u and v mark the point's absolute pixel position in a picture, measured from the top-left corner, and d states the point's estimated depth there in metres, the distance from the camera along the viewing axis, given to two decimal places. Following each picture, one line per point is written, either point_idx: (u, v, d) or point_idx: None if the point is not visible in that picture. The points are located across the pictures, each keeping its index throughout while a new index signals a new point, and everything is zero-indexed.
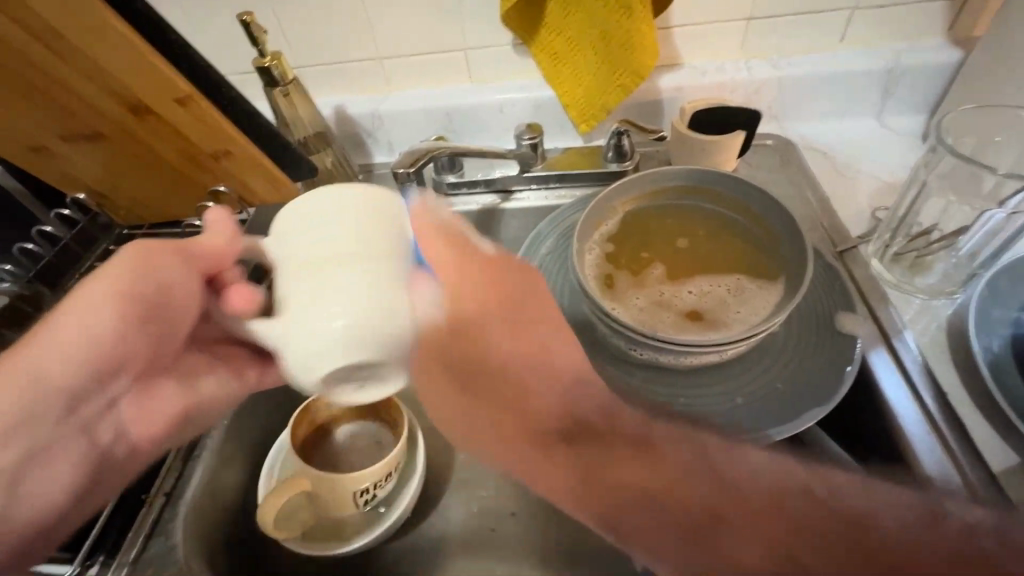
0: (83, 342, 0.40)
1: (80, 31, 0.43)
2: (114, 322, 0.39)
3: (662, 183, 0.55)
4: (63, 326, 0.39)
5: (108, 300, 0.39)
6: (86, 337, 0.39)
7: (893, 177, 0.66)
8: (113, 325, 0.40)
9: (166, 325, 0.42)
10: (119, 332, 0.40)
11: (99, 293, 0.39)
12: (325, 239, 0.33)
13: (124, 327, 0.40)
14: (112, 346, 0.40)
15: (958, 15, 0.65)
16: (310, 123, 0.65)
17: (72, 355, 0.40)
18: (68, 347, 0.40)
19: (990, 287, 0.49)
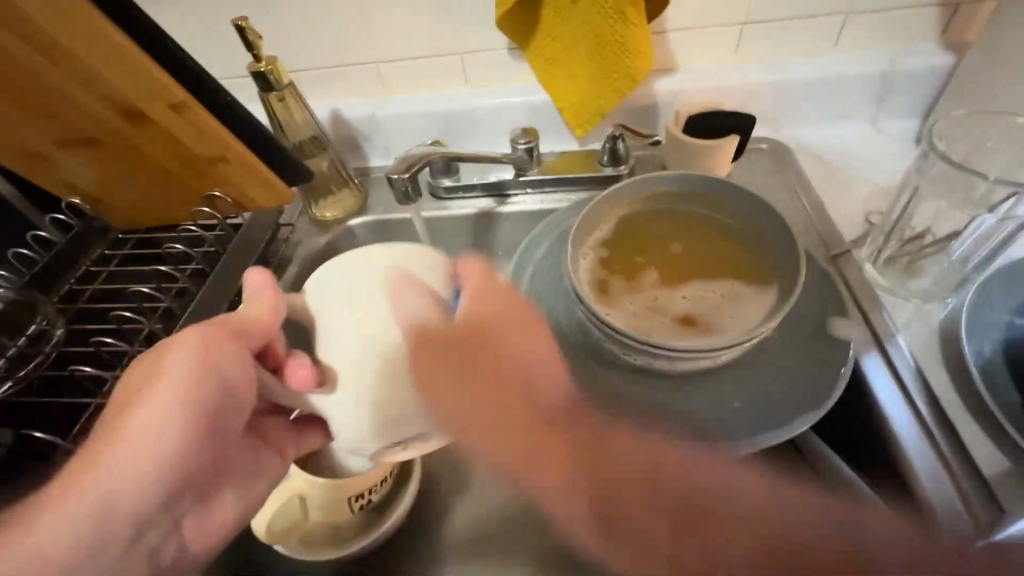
0: (149, 450, 0.39)
1: (73, 38, 0.43)
2: (182, 419, 0.40)
3: (656, 189, 0.55)
4: (122, 438, 0.38)
5: (178, 395, 0.40)
6: (151, 445, 0.39)
7: (887, 182, 0.66)
8: (176, 427, 0.40)
9: (226, 409, 0.43)
10: (186, 431, 0.40)
11: (166, 394, 0.39)
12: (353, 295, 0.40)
13: (191, 422, 0.40)
14: (179, 446, 0.40)
15: (951, 21, 0.66)
16: (306, 127, 0.65)
17: (137, 471, 0.39)
18: (135, 460, 0.39)
19: (981, 291, 0.49)
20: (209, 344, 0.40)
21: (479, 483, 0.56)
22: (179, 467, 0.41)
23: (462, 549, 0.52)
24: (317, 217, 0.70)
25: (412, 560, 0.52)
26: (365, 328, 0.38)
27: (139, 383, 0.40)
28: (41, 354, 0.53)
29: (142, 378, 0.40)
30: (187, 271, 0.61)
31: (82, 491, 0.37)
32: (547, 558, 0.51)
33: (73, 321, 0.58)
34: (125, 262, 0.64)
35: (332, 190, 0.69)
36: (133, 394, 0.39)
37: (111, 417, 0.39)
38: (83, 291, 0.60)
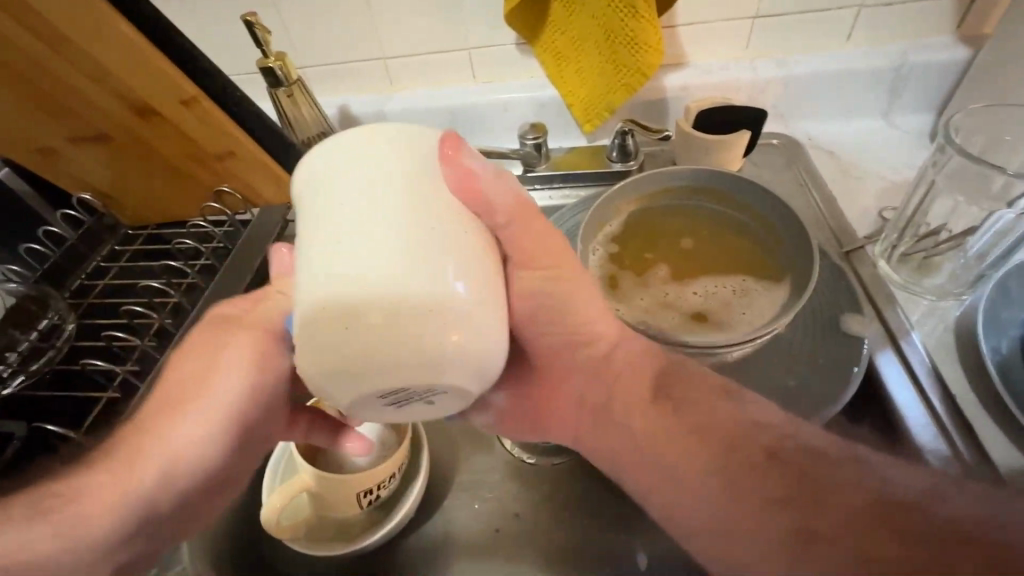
0: (188, 456, 0.37)
1: (85, 34, 0.44)
2: (224, 428, 0.38)
3: (665, 182, 0.55)
4: (165, 438, 0.37)
5: (225, 404, 0.38)
6: (189, 451, 0.37)
7: (900, 177, 0.66)
8: (217, 436, 0.38)
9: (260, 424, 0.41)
10: (226, 441, 0.39)
11: (216, 403, 0.37)
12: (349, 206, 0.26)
13: (232, 431, 0.39)
14: (217, 454, 0.39)
15: (968, 12, 0.64)
16: (314, 123, 0.65)
17: (171, 478, 0.37)
18: (173, 465, 0.37)
19: (998, 288, 0.48)
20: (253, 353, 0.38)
21: (486, 479, 0.56)
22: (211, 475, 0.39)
23: (470, 548, 0.52)
24: None
25: (422, 557, 0.52)
26: (365, 269, 0.24)
27: (190, 384, 0.37)
28: (53, 348, 0.54)
29: (192, 377, 0.38)
30: (196, 267, 0.61)
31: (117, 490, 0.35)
32: (555, 556, 0.51)
33: (84, 316, 0.58)
34: (134, 258, 0.65)
35: None
36: (180, 395, 0.37)
37: (157, 410, 0.38)
38: (93, 286, 0.60)
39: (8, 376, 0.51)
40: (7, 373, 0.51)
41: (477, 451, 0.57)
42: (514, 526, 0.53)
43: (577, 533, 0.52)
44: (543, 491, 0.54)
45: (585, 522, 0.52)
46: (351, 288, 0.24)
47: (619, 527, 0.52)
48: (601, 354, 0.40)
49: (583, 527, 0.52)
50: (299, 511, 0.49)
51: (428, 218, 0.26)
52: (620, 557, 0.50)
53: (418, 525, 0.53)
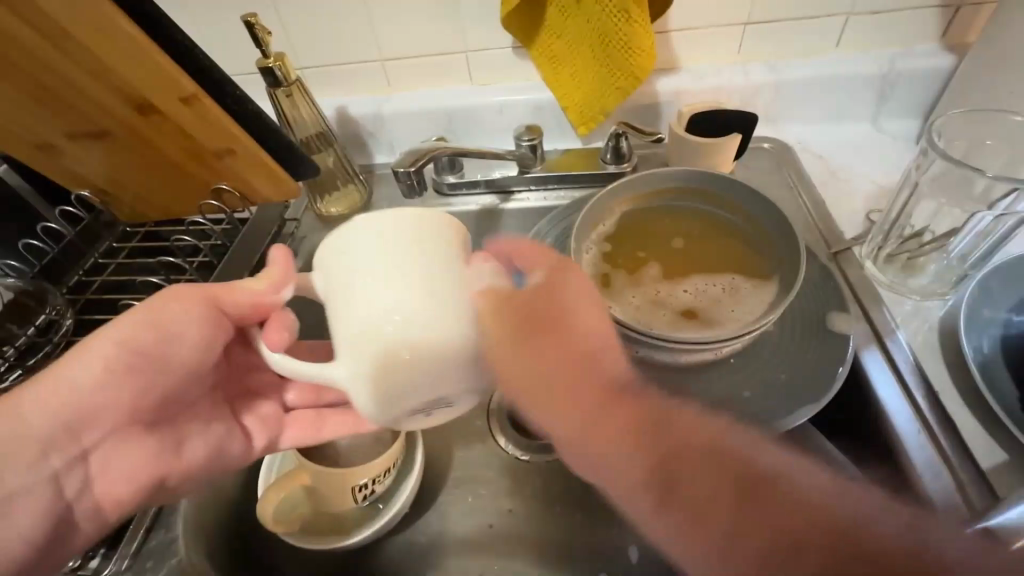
0: (81, 379, 0.40)
1: (87, 30, 0.44)
2: (117, 357, 0.40)
3: (660, 184, 0.56)
4: (65, 359, 0.40)
5: (122, 332, 0.40)
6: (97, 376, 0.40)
7: (887, 180, 0.67)
8: (109, 364, 0.40)
9: (171, 373, 0.43)
10: (119, 373, 0.41)
11: (113, 330, 0.40)
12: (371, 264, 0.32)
13: (128, 365, 0.41)
14: (106, 385, 0.40)
15: (952, 21, 0.66)
16: (313, 123, 0.66)
17: (55, 397, 0.39)
18: (65, 385, 0.40)
19: (980, 287, 0.49)
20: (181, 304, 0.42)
21: (479, 476, 0.56)
22: (95, 407, 0.40)
23: (464, 543, 0.52)
24: (321, 213, 0.70)
25: (416, 553, 0.52)
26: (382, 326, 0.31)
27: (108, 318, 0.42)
28: (50, 344, 0.54)
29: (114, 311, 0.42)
30: (194, 263, 0.63)
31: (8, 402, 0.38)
32: (547, 550, 0.51)
33: (82, 312, 0.59)
34: (132, 255, 0.65)
35: (338, 185, 0.70)
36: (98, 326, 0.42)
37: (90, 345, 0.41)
38: (92, 282, 0.61)
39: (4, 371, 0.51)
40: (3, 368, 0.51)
41: (470, 449, 0.58)
42: (507, 521, 0.53)
43: (569, 527, 0.52)
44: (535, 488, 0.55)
45: (578, 519, 0.53)
46: (379, 337, 0.31)
47: (611, 523, 0.52)
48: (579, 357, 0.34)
49: (577, 523, 0.53)
50: None
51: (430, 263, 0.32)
52: (612, 553, 0.51)
53: (413, 520, 0.53)
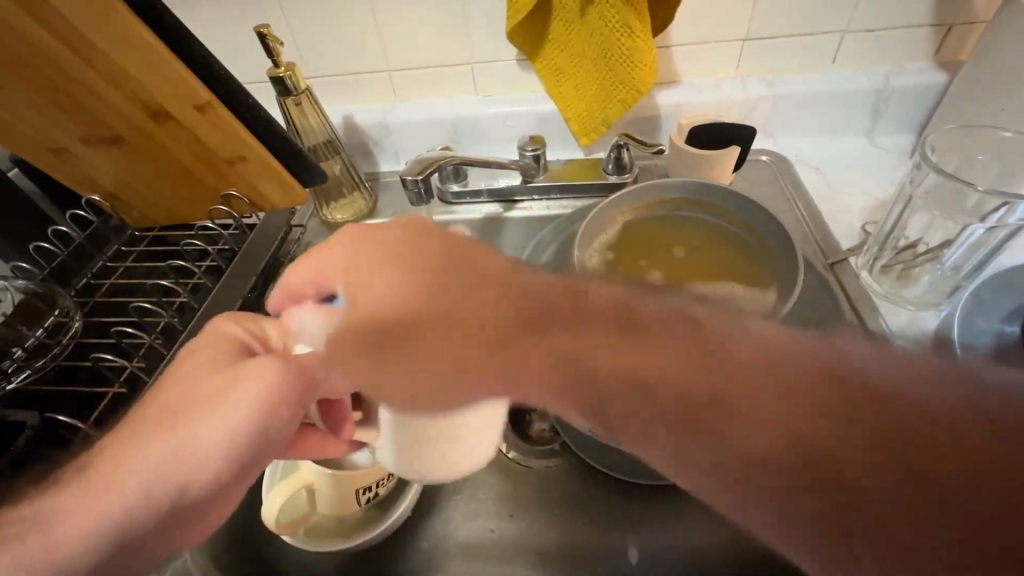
0: (178, 492, 0.36)
1: (108, 38, 0.45)
2: (224, 447, 0.37)
3: (663, 195, 0.58)
4: (152, 458, 0.35)
5: (219, 441, 0.37)
6: (194, 454, 0.36)
7: (882, 193, 0.69)
8: (221, 441, 0.37)
9: (252, 440, 0.38)
10: (214, 481, 0.37)
11: (211, 437, 0.37)
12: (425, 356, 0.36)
13: (220, 475, 0.37)
14: (205, 468, 0.37)
15: (944, 40, 0.68)
16: (321, 132, 0.67)
17: (156, 477, 0.35)
18: (159, 498, 0.35)
19: (974, 297, 0.51)
20: (259, 404, 0.38)
21: (480, 480, 0.57)
22: (187, 514, 0.37)
23: (466, 547, 0.53)
24: (327, 219, 0.72)
25: (418, 557, 0.52)
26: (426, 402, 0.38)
27: (183, 410, 0.37)
28: (59, 345, 0.54)
29: (187, 406, 0.37)
30: (202, 267, 0.63)
31: (95, 513, 0.34)
32: (548, 555, 0.52)
33: (90, 314, 0.59)
34: (140, 258, 0.66)
35: (343, 192, 0.72)
36: (176, 408, 0.37)
37: (178, 408, 0.37)
38: (100, 285, 0.62)
39: (13, 372, 0.51)
40: (12, 369, 0.51)
41: None
42: (509, 526, 0.54)
43: (571, 533, 0.53)
44: (535, 492, 0.56)
45: (580, 523, 0.53)
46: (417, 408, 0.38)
47: (612, 527, 0.53)
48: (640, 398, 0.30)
49: (578, 527, 0.53)
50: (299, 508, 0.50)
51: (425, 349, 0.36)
52: (611, 555, 0.51)
53: (415, 524, 0.54)
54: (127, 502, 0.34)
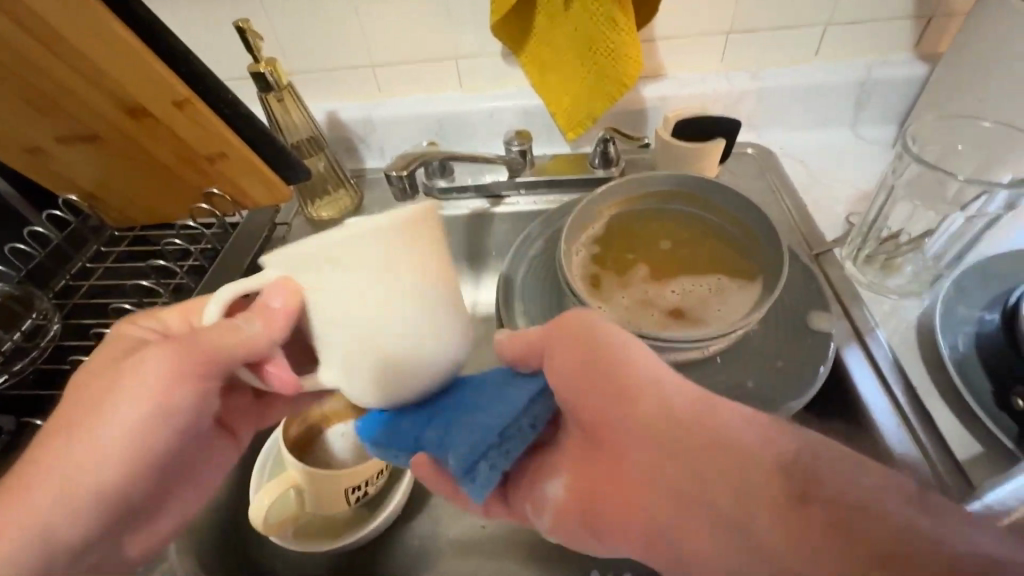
0: (91, 484, 0.38)
1: (80, 33, 0.44)
2: (137, 437, 0.38)
3: (645, 189, 0.57)
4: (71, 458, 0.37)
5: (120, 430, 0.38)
6: (113, 445, 0.38)
7: (865, 184, 0.69)
8: (132, 428, 0.38)
9: (168, 412, 0.38)
10: (125, 474, 0.39)
11: (109, 435, 0.37)
12: (359, 277, 0.30)
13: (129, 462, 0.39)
14: (121, 456, 0.38)
15: (925, 32, 0.69)
16: (303, 128, 0.66)
17: (81, 473, 0.37)
18: (73, 493, 0.38)
19: (955, 286, 0.51)
20: (159, 391, 0.38)
21: None
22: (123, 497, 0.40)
23: (456, 544, 0.53)
24: (312, 217, 0.71)
25: (408, 555, 0.52)
26: (369, 335, 0.32)
27: (84, 404, 0.38)
28: (37, 348, 0.53)
29: (83, 400, 0.38)
30: (184, 267, 0.62)
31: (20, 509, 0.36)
32: (539, 550, 0.52)
33: (69, 316, 0.58)
34: (120, 258, 0.65)
35: (328, 189, 0.70)
36: (82, 408, 0.38)
37: (80, 406, 0.38)
38: (79, 286, 0.61)
39: None
40: None
41: None
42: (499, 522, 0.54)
43: None
44: None
45: None
46: (353, 340, 0.32)
47: None
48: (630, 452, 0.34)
49: None
50: None
51: (366, 276, 0.30)
52: None
53: (404, 522, 0.54)
54: (60, 492, 0.37)
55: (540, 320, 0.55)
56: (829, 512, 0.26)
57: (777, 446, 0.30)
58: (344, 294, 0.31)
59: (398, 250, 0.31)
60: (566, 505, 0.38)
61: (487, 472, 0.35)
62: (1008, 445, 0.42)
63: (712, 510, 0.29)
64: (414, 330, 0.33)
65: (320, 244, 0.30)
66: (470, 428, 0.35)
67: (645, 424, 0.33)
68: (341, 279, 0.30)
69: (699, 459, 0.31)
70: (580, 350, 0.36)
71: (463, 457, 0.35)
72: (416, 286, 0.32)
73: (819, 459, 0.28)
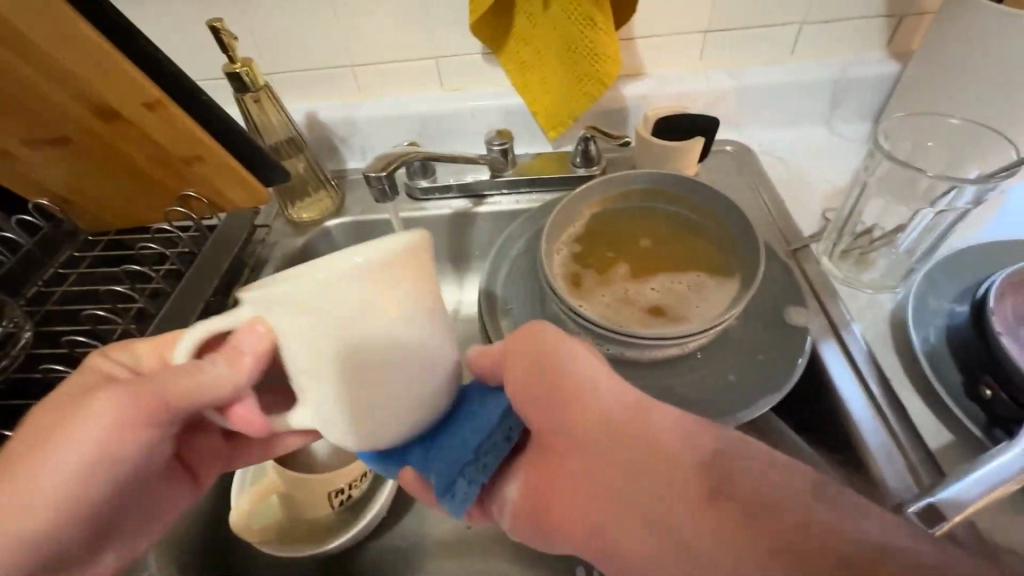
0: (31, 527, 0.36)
1: (46, 34, 0.43)
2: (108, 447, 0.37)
3: (623, 188, 0.58)
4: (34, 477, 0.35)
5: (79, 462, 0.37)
6: (80, 461, 0.36)
7: (841, 180, 0.70)
8: (100, 442, 0.36)
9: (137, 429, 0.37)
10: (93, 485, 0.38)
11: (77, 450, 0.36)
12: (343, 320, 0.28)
13: (79, 494, 0.37)
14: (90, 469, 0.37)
15: (896, 30, 0.70)
16: (281, 129, 0.65)
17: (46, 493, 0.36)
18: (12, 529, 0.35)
19: (926, 280, 0.52)
20: (129, 407, 0.36)
21: None
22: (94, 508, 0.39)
23: (441, 546, 0.53)
24: (292, 219, 0.70)
25: (393, 557, 0.52)
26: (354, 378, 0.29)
27: (52, 421, 0.36)
28: (8, 358, 0.52)
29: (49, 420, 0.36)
30: (161, 272, 0.61)
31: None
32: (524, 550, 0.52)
33: (42, 324, 0.57)
34: (95, 264, 0.64)
35: (309, 191, 0.70)
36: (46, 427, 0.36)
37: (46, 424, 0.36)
38: (52, 293, 0.59)
39: None
40: None
41: None
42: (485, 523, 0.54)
43: None
44: None
45: None
46: (334, 385, 0.30)
47: None
48: (580, 461, 0.34)
49: None
50: (270, 515, 0.49)
51: (349, 323, 0.28)
52: None
53: (390, 525, 0.53)
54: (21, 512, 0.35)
55: (522, 320, 0.55)
56: (743, 507, 0.26)
57: (700, 444, 0.30)
58: (323, 338, 0.28)
59: (380, 291, 0.28)
60: (517, 504, 0.37)
61: (465, 491, 0.35)
62: (977, 434, 0.44)
63: (666, 525, 0.28)
64: (407, 368, 0.30)
65: (291, 285, 0.27)
66: (450, 444, 0.35)
67: (598, 434, 0.33)
68: (316, 323, 0.28)
69: (647, 470, 0.30)
70: (538, 364, 0.36)
71: (441, 474, 0.35)
72: (399, 323, 0.29)
73: (738, 456, 0.29)
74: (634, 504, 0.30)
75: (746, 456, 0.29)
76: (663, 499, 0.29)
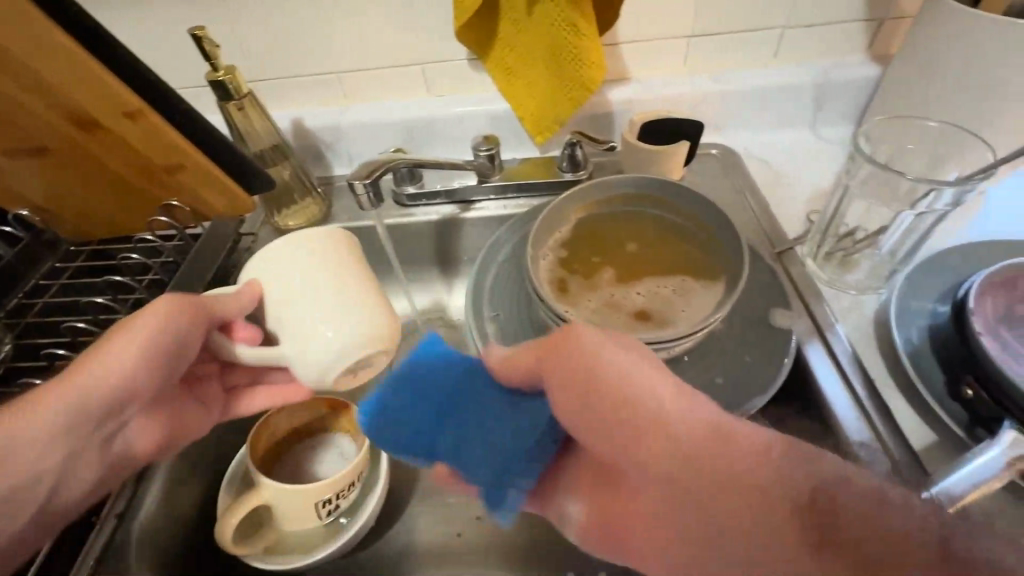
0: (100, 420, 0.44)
1: (22, 43, 0.43)
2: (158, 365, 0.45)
3: (607, 193, 0.58)
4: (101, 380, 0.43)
5: (118, 381, 0.43)
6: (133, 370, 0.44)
7: (824, 182, 0.71)
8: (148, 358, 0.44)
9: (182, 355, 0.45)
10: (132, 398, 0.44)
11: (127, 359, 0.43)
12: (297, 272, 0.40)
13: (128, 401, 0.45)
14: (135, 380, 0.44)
15: (877, 34, 0.71)
16: (266, 136, 0.65)
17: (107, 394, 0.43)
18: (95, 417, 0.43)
19: (908, 281, 0.53)
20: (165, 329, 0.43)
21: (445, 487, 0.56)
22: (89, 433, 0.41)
23: (430, 554, 0.52)
24: (278, 226, 0.69)
25: (382, 567, 0.52)
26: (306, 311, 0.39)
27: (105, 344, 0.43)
28: None
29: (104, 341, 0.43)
30: (144, 282, 0.61)
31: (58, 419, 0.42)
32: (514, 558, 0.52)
33: (21, 336, 0.56)
34: (77, 274, 0.63)
35: (295, 198, 0.69)
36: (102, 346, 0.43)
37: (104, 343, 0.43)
38: (32, 305, 0.58)
39: None
40: None
41: None
42: (475, 530, 0.54)
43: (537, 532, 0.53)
44: None
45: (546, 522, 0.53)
46: (295, 325, 0.40)
47: None
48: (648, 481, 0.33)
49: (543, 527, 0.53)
50: (256, 526, 0.49)
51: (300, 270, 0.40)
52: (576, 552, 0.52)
53: (379, 535, 0.53)
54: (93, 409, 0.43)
55: (509, 326, 0.55)
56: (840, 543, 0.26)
57: (777, 465, 0.30)
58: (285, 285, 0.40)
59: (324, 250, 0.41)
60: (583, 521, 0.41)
61: (515, 495, 0.36)
62: (960, 434, 0.44)
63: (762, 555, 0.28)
64: (348, 305, 0.39)
65: (273, 253, 0.41)
66: (493, 450, 0.35)
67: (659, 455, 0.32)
68: (281, 276, 0.41)
69: (720, 500, 0.30)
70: (580, 382, 0.34)
71: (489, 479, 0.36)
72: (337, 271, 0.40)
73: (829, 485, 0.28)
74: (710, 530, 0.31)
75: (831, 472, 0.29)
76: (741, 528, 0.29)
